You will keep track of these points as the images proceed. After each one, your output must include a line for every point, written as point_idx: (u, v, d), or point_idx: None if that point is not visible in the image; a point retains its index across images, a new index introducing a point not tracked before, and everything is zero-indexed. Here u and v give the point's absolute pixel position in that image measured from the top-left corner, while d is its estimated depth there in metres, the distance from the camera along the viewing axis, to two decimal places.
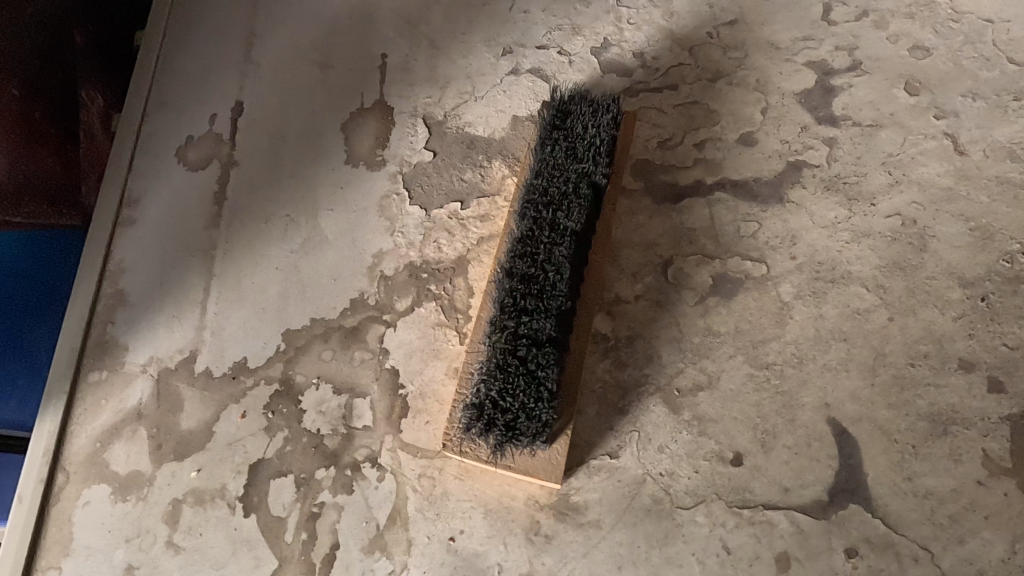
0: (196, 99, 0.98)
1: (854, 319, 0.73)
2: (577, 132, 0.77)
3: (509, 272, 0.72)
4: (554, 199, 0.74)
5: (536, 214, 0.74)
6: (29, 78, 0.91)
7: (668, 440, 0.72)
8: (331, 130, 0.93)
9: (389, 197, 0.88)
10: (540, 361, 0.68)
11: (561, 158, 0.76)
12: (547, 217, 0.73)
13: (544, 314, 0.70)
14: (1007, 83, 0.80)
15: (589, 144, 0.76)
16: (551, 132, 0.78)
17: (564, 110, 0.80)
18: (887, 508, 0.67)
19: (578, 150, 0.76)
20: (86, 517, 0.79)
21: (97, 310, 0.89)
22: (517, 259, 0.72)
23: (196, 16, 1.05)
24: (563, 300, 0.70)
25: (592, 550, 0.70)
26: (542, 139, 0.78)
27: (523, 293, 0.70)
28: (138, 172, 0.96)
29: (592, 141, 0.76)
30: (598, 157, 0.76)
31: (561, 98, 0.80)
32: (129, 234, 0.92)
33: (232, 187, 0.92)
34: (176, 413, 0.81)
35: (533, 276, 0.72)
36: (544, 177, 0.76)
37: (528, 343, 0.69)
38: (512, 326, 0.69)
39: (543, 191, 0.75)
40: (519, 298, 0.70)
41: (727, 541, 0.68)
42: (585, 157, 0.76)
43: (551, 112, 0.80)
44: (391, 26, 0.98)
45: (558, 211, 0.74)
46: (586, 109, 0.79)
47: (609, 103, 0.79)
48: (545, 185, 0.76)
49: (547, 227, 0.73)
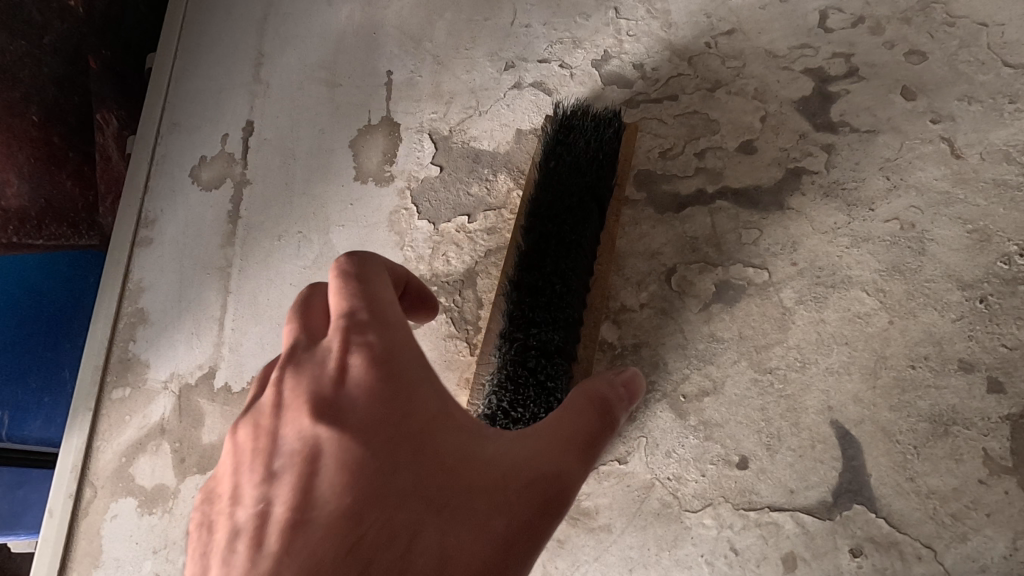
0: (210, 121, 1.02)
1: (855, 323, 0.74)
2: (580, 147, 0.80)
3: (517, 285, 0.76)
4: (560, 213, 0.78)
5: (542, 228, 0.78)
6: (46, 104, 0.97)
7: (675, 445, 0.75)
8: (340, 146, 0.95)
9: (398, 213, 0.90)
10: (549, 371, 0.71)
11: (565, 172, 0.80)
12: (552, 232, 0.77)
13: (552, 326, 0.73)
14: (1003, 85, 0.77)
15: (592, 158, 0.79)
16: (554, 147, 0.82)
17: (567, 125, 0.83)
18: (891, 508, 0.68)
19: (581, 164, 0.79)
20: (115, 528, 0.84)
21: (119, 328, 0.93)
22: (525, 273, 0.76)
23: (206, 38, 1.08)
24: (570, 312, 0.73)
25: (603, 554, 0.75)
26: (546, 155, 0.82)
27: (532, 305, 0.74)
28: (154, 193, 1.01)
29: (594, 155, 0.79)
30: (601, 170, 0.79)
31: (563, 113, 0.83)
32: (148, 253, 0.97)
33: (246, 205, 0.95)
34: (198, 428, 0.85)
35: (540, 289, 0.75)
36: (549, 192, 0.79)
37: (538, 354, 0.72)
38: (520, 338, 0.73)
39: (548, 205, 0.79)
40: (527, 311, 0.74)
41: (734, 542, 0.71)
42: (588, 170, 0.79)
43: (554, 127, 0.83)
44: (395, 42, 0.99)
45: (563, 225, 0.77)
46: (588, 124, 0.81)
47: (610, 116, 0.81)
48: (549, 200, 0.79)
49: (553, 241, 0.76)
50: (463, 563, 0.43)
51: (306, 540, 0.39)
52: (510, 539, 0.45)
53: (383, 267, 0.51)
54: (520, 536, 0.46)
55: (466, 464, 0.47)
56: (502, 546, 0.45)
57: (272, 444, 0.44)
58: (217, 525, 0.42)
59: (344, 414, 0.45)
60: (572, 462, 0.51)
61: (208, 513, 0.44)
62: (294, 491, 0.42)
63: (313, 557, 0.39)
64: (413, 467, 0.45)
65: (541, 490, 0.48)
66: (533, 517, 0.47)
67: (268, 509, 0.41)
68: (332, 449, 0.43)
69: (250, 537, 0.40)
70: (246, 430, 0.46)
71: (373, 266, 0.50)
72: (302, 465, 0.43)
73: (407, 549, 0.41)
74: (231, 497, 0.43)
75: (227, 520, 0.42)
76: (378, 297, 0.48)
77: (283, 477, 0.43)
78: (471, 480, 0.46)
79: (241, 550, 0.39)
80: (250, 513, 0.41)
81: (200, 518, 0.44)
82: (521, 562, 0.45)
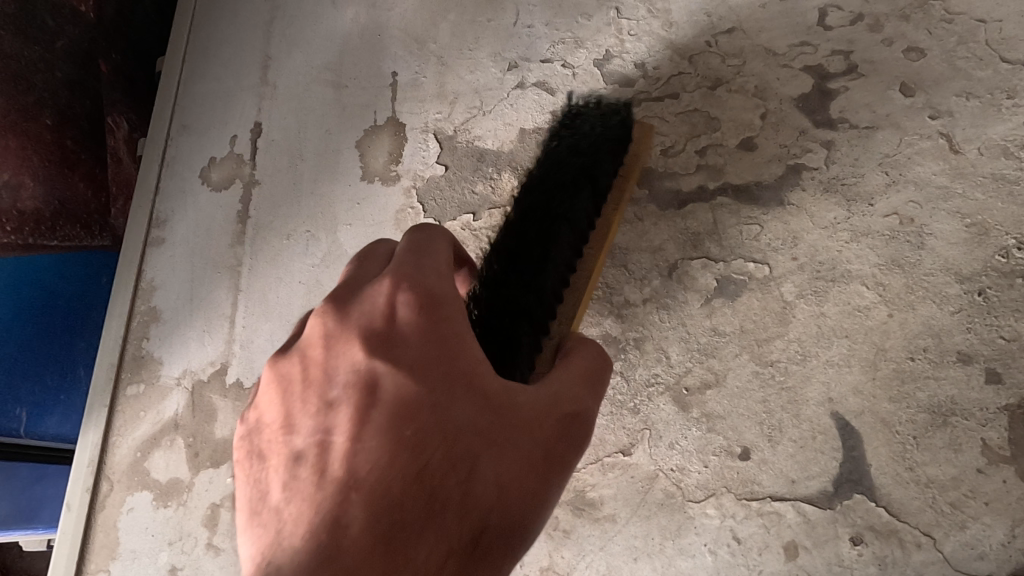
0: (219, 123, 1.04)
1: (855, 316, 0.75)
2: (582, 131, 0.84)
3: (499, 251, 0.79)
4: (550, 185, 0.80)
5: (532, 199, 0.81)
6: (59, 108, 0.99)
7: (679, 437, 0.77)
8: (347, 147, 0.97)
9: (404, 211, 0.92)
10: (513, 333, 0.71)
11: (562, 152, 0.82)
12: (539, 203, 0.80)
13: (523, 290, 0.74)
14: (1001, 81, 0.78)
15: (591, 140, 0.81)
16: (559, 132, 0.86)
17: (575, 115, 0.87)
18: (890, 497, 0.69)
19: (580, 145, 0.82)
20: (131, 521, 0.86)
21: (133, 327, 0.95)
22: (508, 241, 0.80)
23: (214, 41, 1.10)
24: (542, 280, 0.74)
25: (609, 543, 0.77)
26: (551, 138, 0.86)
27: (509, 269, 0.77)
28: (164, 194, 1.03)
29: (595, 137, 0.81)
30: (597, 150, 0.80)
31: (573, 107, 0.89)
32: (159, 253, 0.99)
33: (255, 205, 0.97)
34: (211, 423, 0.87)
35: (519, 256, 0.77)
36: (545, 170, 0.83)
37: (504, 315, 0.73)
38: (490, 298, 0.75)
39: (540, 178, 0.82)
40: (503, 275, 0.77)
41: (737, 531, 0.72)
42: (585, 150, 0.81)
43: (562, 115, 0.88)
44: (400, 44, 1.00)
45: (552, 198, 0.79)
46: (593, 113, 0.86)
47: (617, 107, 0.87)
48: (542, 170, 0.82)
49: (538, 211, 0.79)
50: (514, 483, 0.49)
51: (370, 463, 0.46)
52: (548, 469, 0.52)
53: (428, 233, 0.59)
54: (558, 463, 0.53)
55: (509, 403, 0.52)
56: (543, 471, 0.51)
57: (325, 378, 0.50)
58: (276, 452, 0.49)
59: (395, 355, 0.50)
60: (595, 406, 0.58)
61: (263, 444, 0.51)
62: (351, 421, 0.48)
63: (382, 481, 0.45)
64: (463, 405, 0.50)
65: (571, 425, 0.55)
66: (569, 451, 0.54)
67: (326, 438, 0.48)
68: (384, 388, 0.49)
69: (313, 460, 0.47)
70: (296, 368, 0.52)
71: (424, 233, 0.59)
72: (356, 401, 0.48)
73: (465, 476, 0.48)
74: (287, 427, 0.50)
75: (291, 445, 0.49)
76: (424, 253, 0.56)
77: (339, 408, 0.48)
78: (514, 419, 0.51)
79: (310, 472, 0.46)
80: (308, 441, 0.48)
81: (252, 450, 0.51)
82: (559, 481, 0.53)
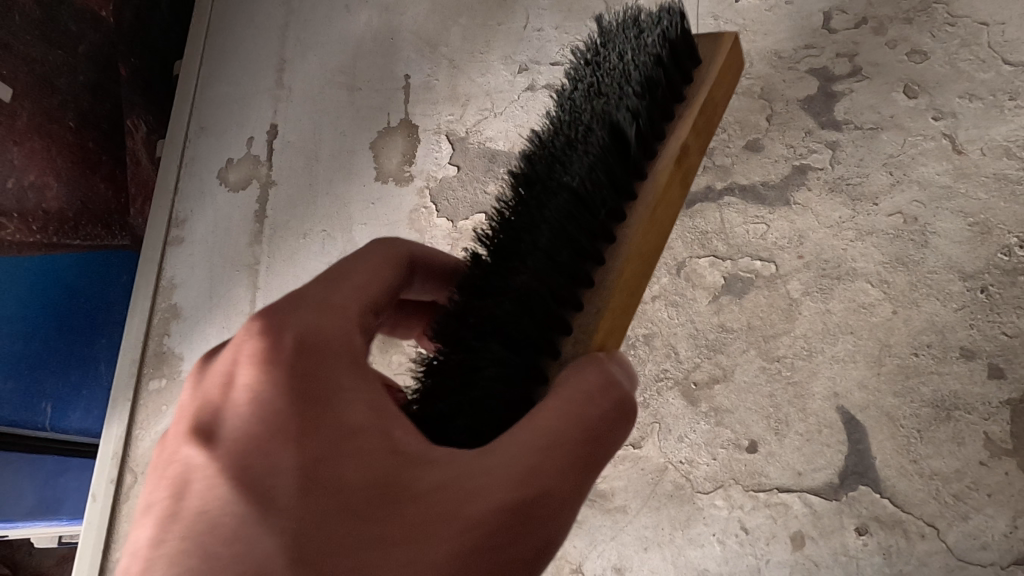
0: (236, 125, 1.07)
1: (860, 313, 0.77)
2: (610, 65, 0.62)
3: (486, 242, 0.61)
4: (559, 147, 0.61)
5: (533, 170, 0.62)
6: (81, 111, 1.02)
7: (687, 430, 0.79)
8: (361, 149, 0.99)
9: (418, 211, 0.94)
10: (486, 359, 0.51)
11: (581, 101, 0.63)
12: (542, 171, 0.60)
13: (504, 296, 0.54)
14: (1003, 82, 0.79)
15: (619, 76, 0.60)
16: (582, 70, 0.65)
17: (602, 43, 0.65)
18: (894, 489, 0.71)
19: (604, 86, 0.61)
20: None
21: (155, 323, 0.99)
22: (499, 227, 0.61)
23: (231, 45, 1.13)
24: (528, 281, 0.53)
25: (620, 533, 0.80)
26: (571, 80, 0.66)
27: (493, 269, 0.58)
28: (183, 195, 1.06)
29: (621, 71, 0.60)
30: (627, 88, 0.58)
31: (604, 30, 0.66)
32: (179, 252, 1.02)
33: (272, 205, 0.99)
34: None
35: (508, 248, 0.58)
36: (559, 125, 0.63)
37: (475, 334, 0.54)
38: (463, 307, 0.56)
39: (552, 140, 0.63)
40: (484, 275, 0.58)
41: (745, 522, 0.74)
42: (610, 92, 0.60)
43: (587, 46, 0.67)
44: (412, 47, 1.03)
45: (559, 163, 0.59)
46: (630, 34, 0.62)
47: (659, 19, 0.60)
48: (554, 127, 0.63)
49: (538, 184, 0.60)
50: None
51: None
52: None
53: (335, 278, 0.53)
54: None
55: (381, 504, 0.42)
56: None
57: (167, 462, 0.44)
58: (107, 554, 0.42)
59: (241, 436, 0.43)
60: (543, 502, 0.43)
61: None
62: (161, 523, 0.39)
63: None
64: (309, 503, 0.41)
65: (489, 524, 0.41)
66: (491, 551, 0.41)
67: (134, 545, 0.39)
68: (211, 478, 0.41)
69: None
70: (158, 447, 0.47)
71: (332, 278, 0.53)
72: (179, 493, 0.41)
73: None
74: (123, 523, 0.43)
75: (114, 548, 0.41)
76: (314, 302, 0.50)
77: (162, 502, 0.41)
78: (387, 522, 0.41)
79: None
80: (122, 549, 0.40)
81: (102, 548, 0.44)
82: None
